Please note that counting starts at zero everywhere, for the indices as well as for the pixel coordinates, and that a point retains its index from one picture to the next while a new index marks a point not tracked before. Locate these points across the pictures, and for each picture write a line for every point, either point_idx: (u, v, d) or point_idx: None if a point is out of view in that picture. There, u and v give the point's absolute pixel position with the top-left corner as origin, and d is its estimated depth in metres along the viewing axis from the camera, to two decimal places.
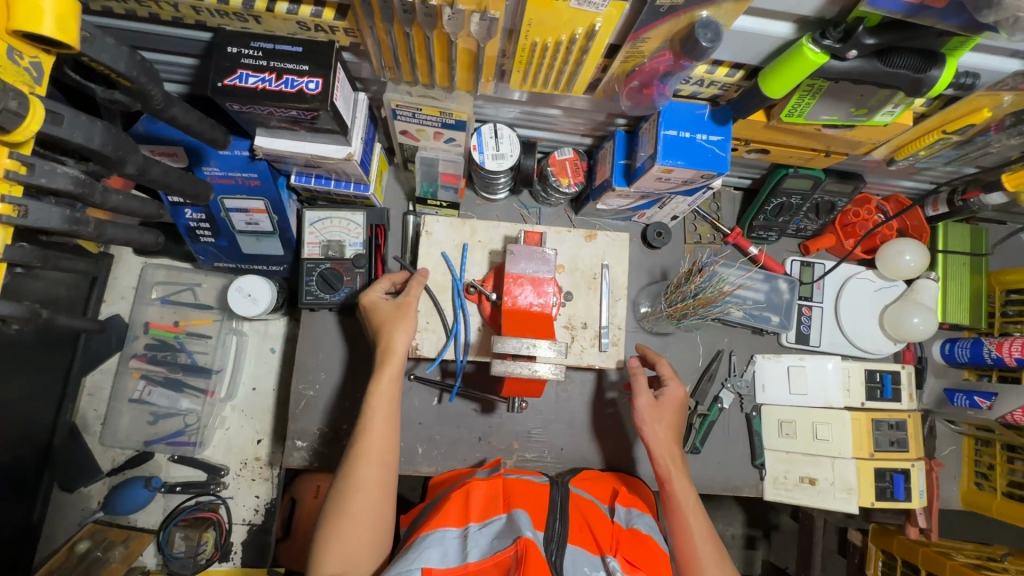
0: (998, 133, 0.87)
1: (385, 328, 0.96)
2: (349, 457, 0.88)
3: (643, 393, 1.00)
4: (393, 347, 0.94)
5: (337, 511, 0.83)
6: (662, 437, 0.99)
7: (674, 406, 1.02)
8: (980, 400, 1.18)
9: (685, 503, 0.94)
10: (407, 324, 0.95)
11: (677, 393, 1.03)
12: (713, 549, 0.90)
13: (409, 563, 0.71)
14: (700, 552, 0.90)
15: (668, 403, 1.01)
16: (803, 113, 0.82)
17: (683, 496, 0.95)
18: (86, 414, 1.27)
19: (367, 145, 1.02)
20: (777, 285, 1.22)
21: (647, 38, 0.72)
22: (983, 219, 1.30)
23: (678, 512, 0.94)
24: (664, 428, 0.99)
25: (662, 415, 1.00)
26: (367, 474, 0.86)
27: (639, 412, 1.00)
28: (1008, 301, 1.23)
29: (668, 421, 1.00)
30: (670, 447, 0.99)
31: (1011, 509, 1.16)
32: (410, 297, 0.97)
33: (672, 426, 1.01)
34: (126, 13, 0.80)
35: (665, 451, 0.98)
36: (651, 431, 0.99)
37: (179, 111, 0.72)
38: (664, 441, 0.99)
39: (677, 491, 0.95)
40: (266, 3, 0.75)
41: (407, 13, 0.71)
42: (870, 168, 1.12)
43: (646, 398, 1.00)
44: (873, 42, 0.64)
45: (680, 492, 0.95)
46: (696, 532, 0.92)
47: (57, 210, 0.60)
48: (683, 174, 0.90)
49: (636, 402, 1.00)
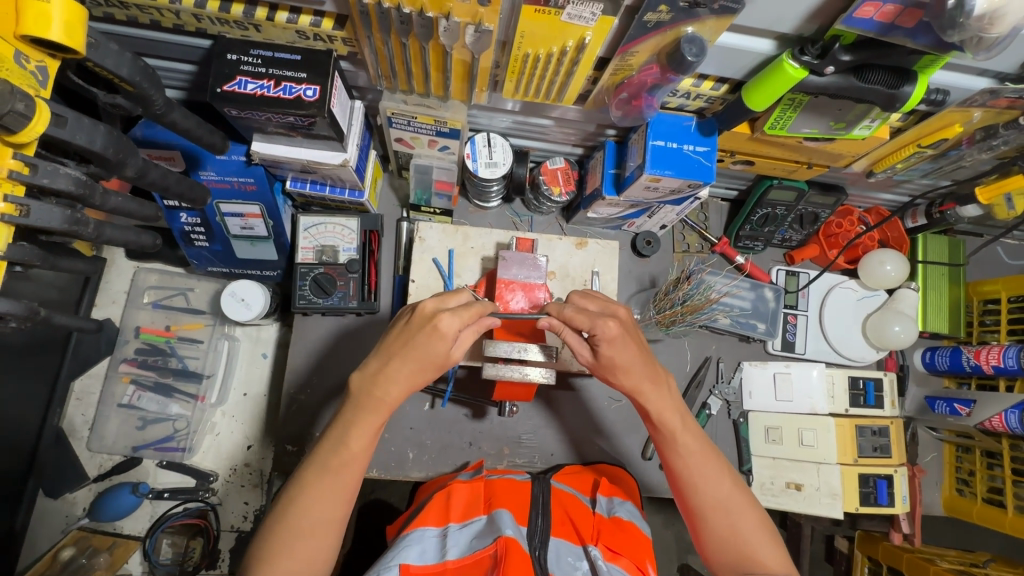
0: (970, 148, 0.90)
1: (389, 361, 0.79)
2: (306, 492, 0.76)
3: (583, 348, 0.84)
4: (386, 384, 0.78)
5: (278, 542, 0.73)
6: (632, 379, 0.83)
7: (624, 337, 0.81)
8: (960, 407, 1.21)
9: (675, 429, 0.84)
10: (405, 374, 0.78)
11: (614, 330, 0.80)
12: (711, 466, 0.83)
13: (388, 560, 0.74)
14: (696, 474, 0.83)
15: (610, 349, 0.81)
16: (786, 126, 0.86)
17: (671, 424, 0.84)
18: (73, 419, 1.25)
19: (363, 151, 1.04)
20: (763, 293, 1.24)
21: (635, 52, 0.75)
22: (961, 231, 1.34)
23: (671, 442, 0.84)
24: (627, 372, 0.83)
25: (623, 355, 0.81)
26: (321, 512, 0.75)
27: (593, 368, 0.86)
28: (985, 311, 1.27)
29: (633, 360, 0.82)
30: (644, 378, 0.83)
31: (991, 514, 1.18)
32: (454, 352, 0.80)
33: (640, 353, 0.83)
34: (126, 19, 0.81)
35: (644, 386, 0.83)
36: (618, 375, 0.84)
37: (179, 115, 0.74)
38: (633, 372, 0.83)
39: (665, 420, 0.84)
40: (266, 13, 0.77)
41: (404, 24, 0.74)
42: (851, 181, 1.16)
43: (588, 352, 0.84)
44: (848, 58, 0.68)
45: (667, 420, 0.84)
46: (688, 455, 0.83)
47: (57, 210, 0.60)
48: (671, 184, 0.92)
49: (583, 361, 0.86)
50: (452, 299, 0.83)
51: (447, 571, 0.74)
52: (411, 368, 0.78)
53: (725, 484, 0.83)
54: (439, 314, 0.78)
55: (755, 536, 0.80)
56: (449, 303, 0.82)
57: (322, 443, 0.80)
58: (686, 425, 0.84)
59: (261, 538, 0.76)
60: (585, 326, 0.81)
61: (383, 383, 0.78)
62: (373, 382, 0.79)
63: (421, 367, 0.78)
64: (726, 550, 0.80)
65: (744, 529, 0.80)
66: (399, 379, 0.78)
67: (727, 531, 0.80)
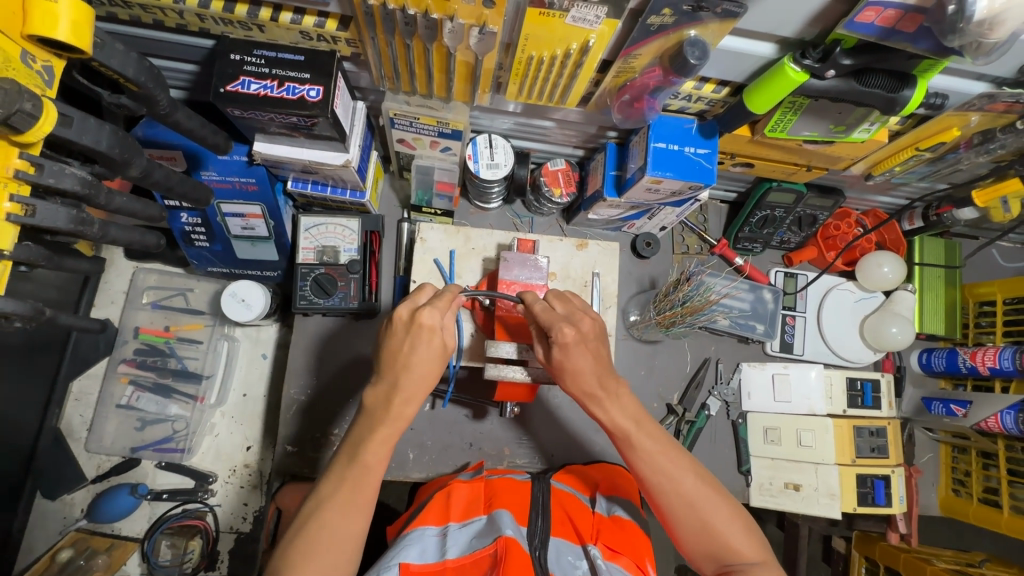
0: (967, 151, 0.92)
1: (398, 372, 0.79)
2: (328, 505, 0.76)
3: (541, 349, 0.85)
4: (399, 396, 0.79)
5: (300, 551, 0.72)
6: (585, 381, 0.82)
7: (579, 342, 0.81)
8: (956, 408, 1.22)
9: (632, 431, 0.82)
10: (418, 382, 0.79)
11: (569, 335, 0.80)
12: (673, 464, 0.82)
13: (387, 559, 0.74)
14: (660, 477, 0.81)
15: (563, 349, 0.80)
16: (786, 128, 0.86)
17: (626, 426, 0.83)
18: (71, 420, 1.24)
19: (364, 152, 1.04)
20: (762, 294, 1.25)
21: (638, 54, 0.76)
22: (957, 233, 1.35)
23: (630, 446, 0.83)
24: (581, 373, 0.82)
25: (573, 363, 0.81)
26: (344, 524, 0.75)
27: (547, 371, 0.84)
28: (981, 312, 1.28)
29: (583, 367, 0.81)
30: (595, 383, 0.82)
31: (987, 514, 1.19)
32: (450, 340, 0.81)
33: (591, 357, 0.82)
34: (129, 19, 0.81)
35: (597, 389, 0.83)
36: (571, 381, 0.83)
37: (183, 116, 0.74)
38: (586, 377, 0.82)
39: (621, 422, 0.83)
40: (271, 13, 0.77)
41: (409, 25, 0.74)
42: (849, 184, 1.17)
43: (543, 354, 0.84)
44: (849, 62, 0.68)
45: (621, 422, 0.83)
46: (650, 460, 0.82)
47: (62, 209, 0.60)
48: (672, 185, 0.93)
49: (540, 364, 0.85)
50: (421, 297, 0.83)
51: (446, 570, 0.74)
52: (426, 373, 0.79)
53: (691, 481, 0.81)
54: (419, 311, 0.78)
55: (731, 530, 0.79)
56: (422, 300, 0.82)
57: (339, 458, 0.80)
58: (643, 426, 0.83)
59: (280, 553, 0.74)
60: (539, 327, 0.81)
61: (396, 394, 0.79)
62: (390, 394, 0.79)
63: (431, 370, 0.80)
64: (705, 546, 0.79)
65: (718, 524, 0.79)
66: (413, 388, 0.79)
67: (702, 528, 0.79)
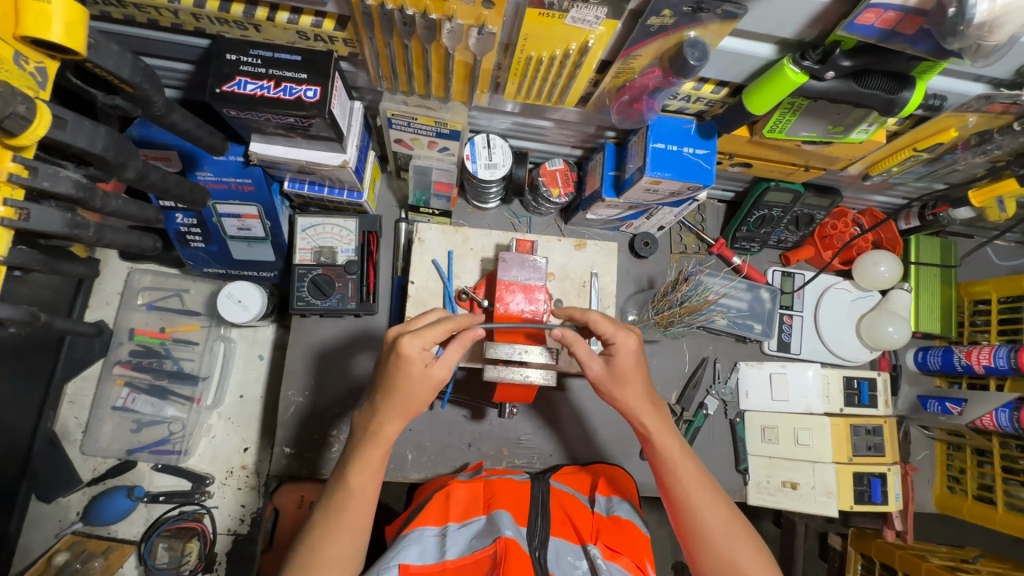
0: (964, 152, 0.92)
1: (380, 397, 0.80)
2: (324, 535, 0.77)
3: (592, 361, 0.86)
4: (382, 420, 0.79)
5: None
6: (633, 393, 0.86)
7: (636, 357, 0.85)
8: (951, 406, 1.23)
9: (674, 454, 0.86)
10: (401, 404, 0.79)
11: (630, 346, 0.84)
12: (707, 493, 0.84)
13: (387, 560, 0.74)
14: (692, 497, 0.84)
15: (623, 361, 0.84)
16: (784, 129, 0.86)
17: (670, 448, 0.86)
18: (66, 422, 1.23)
19: (362, 152, 1.03)
20: (760, 294, 1.25)
21: (638, 55, 0.76)
22: (953, 233, 1.36)
23: (670, 465, 0.85)
24: (632, 384, 0.86)
25: (625, 376, 0.85)
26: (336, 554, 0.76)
27: (597, 381, 0.87)
28: (976, 311, 1.29)
29: (636, 380, 0.85)
30: (642, 398, 0.87)
31: (982, 511, 1.21)
32: (434, 368, 0.79)
33: (639, 376, 0.86)
34: (123, 18, 0.80)
35: (641, 404, 0.87)
36: (619, 393, 0.86)
37: (179, 117, 0.73)
38: (634, 391, 0.86)
39: (664, 442, 0.86)
40: (267, 13, 0.76)
41: (407, 26, 0.73)
42: (846, 183, 1.17)
43: (597, 365, 0.86)
44: (849, 64, 0.68)
45: (666, 443, 0.86)
46: (686, 480, 0.85)
47: (58, 213, 0.60)
48: (670, 186, 0.93)
49: (590, 374, 0.87)
50: (416, 323, 0.83)
51: (446, 571, 0.74)
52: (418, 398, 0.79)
53: (723, 512, 0.83)
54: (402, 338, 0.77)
55: (750, 563, 0.80)
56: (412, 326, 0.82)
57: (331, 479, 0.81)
58: (685, 451, 0.87)
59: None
60: (606, 335, 0.84)
61: (378, 421, 0.79)
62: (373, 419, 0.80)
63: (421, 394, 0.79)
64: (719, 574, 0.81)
65: (740, 554, 0.80)
66: (400, 413, 0.79)
67: (722, 555, 0.81)
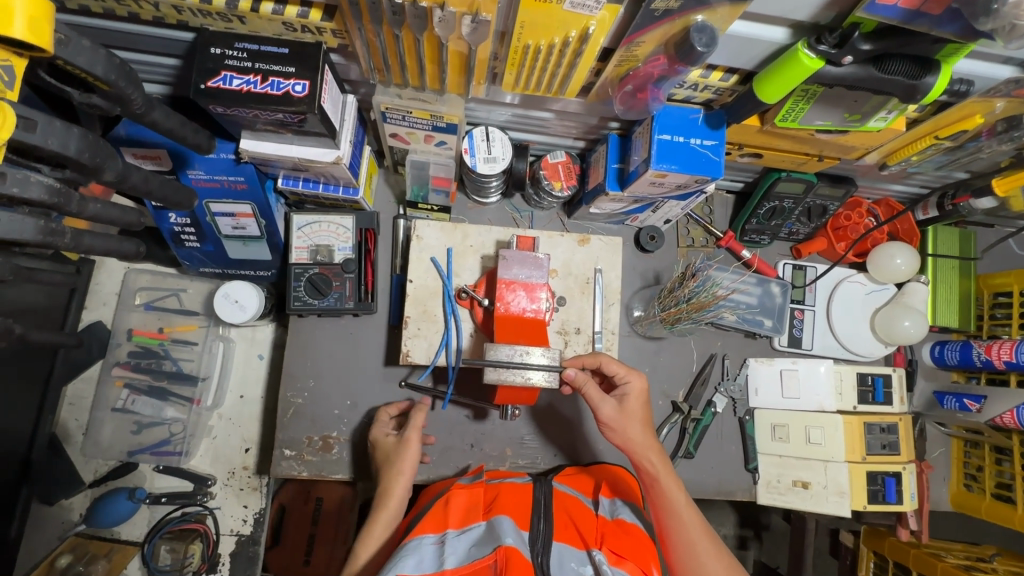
0: (989, 139, 0.87)
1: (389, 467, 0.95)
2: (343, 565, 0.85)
3: (603, 402, 0.91)
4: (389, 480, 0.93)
5: None
6: (640, 438, 0.91)
7: (640, 398, 0.93)
8: (969, 403, 1.19)
9: (678, 503, 0.89)
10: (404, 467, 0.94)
11: (637, 387, 0.93)
12: (710, 542, 0.87)
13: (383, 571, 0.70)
14: (696, 543, 0.86)
15: (633, 403, 0.92)
16: (798, 118, 0.82)
17: (675, 497, 0.89)
18: (67, 424, 1.23)
19: (356, 147, 1.00)
20: (770, 288, 1.21)
21: (641, 42, 0.71)
22: (973, 222, 1.31)
23: (673, 514, 0.89)
24: (640, 428, 0.92)
25: (632, 416, 0.92)
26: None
27: (606, 421, 0.91)
28: (996, 304, 1.24)
29: (640, 420, 0.92)
30: (648, 442, 0.91)
31: (1000, 510, 1.17)
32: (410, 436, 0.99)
33: (646, 422, 0.93)
34: (103, 11, 0.77)
35: (649, 449, 0.91)
36: (627, 434, 0.91)
37: (161, 115, 0.70)
38: (639, 433, 0.91)
39: (669, 491, 0.90)
40: (251, 4, 0.73)
41: (397, 15, 0.70)
42: (862, 173, 1.12)
43: (609, 406, 0.91)
44: (868, 47, 0.64)
45: (671, 492, 0.90)
46: (692, 528, 0.87)
47: (29, 220, 0.57)
48: (677, 179, 0.89)
49: (600, 414, 0.91)
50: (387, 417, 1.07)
51: None
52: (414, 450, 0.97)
53: (717, 565, 0.85)
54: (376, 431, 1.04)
55: None
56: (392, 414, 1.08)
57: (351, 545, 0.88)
58: (688, 501, 0.90)
59: None
60: (620, 376, 0.93)
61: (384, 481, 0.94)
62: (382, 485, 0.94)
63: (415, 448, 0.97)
64: None
65: None
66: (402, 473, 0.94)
67: None
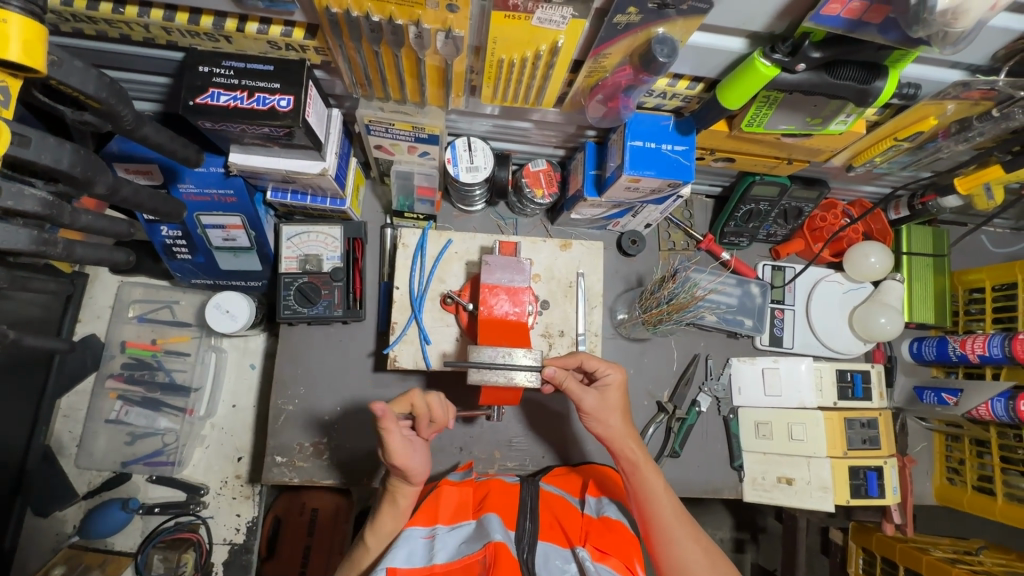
0: (945, 140, 0.91)
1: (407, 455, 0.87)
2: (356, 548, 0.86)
3: (585, 393, 0.93)
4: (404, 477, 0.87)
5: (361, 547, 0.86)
6: (620, 427, 0.94)
7: (620, 388, 0.95)
8: (947, 397, 1.21)
9: (657, 489, 0.91)
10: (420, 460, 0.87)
11: (614, 378, 0.94)
12: (688, 527, 0.89)
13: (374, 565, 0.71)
14: (674, 528, 0.88)
15: (613, 394, 0.94)
16: (762, 123, 0.85)
17: (654, 483, 0.91)
18: (60, 436, 1.25)
19: (343, 159, 1.03)
20: (749, 289, 1.25)
21: (608, 54, 0.75)
22: (944, 221, 1.35)
23: (651, 499, 0.90)
24: (619, 419, 0.94)
25: (612, 407, 0.94)
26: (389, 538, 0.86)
27: (588, 412, 0.94)
28: (970, 300, 1.28)
29: (620, 411, 0.95)
30: (625, 433, 0.94)
31: (981, 502, 1.19)
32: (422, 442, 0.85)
33: (626, 413, 0.96)
34: (96, 34, 0.82)
35: (628, 439, 0.93)
36: (606, 423, 0.94)
37: (151, 130, 0.74)
38: (619, 423, 0.94)
39: (647, 478, 0.91)
40: (237, 24, 0.77)
41: (375, 32, 0.73)
42: (832, 175, 1.16)
43: (590, 397, 0.93)
44: (818, 55, 0.68)
45: (649, 478, 0.91)
46: (671, 514, 0.89)
47: (23, 230, 0.60)
48: (651, 184, 0.93)
49: (581, 405, 0.93)
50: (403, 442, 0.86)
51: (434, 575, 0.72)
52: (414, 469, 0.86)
53: (696, 546, 0.87)
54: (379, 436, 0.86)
55: None
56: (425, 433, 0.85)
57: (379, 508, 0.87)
58: (666, 487, 0.92)
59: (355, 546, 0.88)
60: (600, 370, 0.94)
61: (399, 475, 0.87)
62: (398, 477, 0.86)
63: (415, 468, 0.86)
64: None
65: None
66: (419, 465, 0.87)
67: None
